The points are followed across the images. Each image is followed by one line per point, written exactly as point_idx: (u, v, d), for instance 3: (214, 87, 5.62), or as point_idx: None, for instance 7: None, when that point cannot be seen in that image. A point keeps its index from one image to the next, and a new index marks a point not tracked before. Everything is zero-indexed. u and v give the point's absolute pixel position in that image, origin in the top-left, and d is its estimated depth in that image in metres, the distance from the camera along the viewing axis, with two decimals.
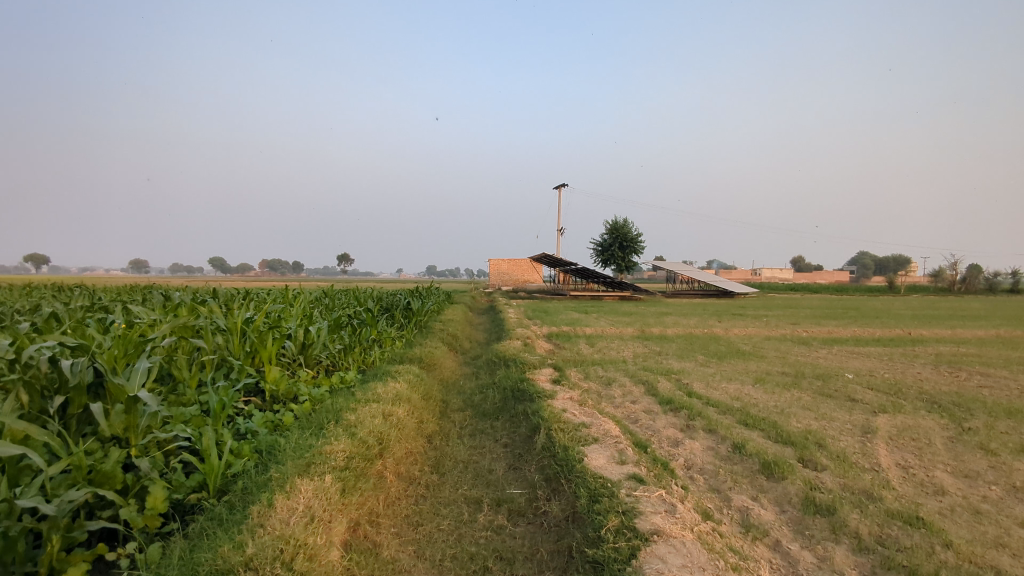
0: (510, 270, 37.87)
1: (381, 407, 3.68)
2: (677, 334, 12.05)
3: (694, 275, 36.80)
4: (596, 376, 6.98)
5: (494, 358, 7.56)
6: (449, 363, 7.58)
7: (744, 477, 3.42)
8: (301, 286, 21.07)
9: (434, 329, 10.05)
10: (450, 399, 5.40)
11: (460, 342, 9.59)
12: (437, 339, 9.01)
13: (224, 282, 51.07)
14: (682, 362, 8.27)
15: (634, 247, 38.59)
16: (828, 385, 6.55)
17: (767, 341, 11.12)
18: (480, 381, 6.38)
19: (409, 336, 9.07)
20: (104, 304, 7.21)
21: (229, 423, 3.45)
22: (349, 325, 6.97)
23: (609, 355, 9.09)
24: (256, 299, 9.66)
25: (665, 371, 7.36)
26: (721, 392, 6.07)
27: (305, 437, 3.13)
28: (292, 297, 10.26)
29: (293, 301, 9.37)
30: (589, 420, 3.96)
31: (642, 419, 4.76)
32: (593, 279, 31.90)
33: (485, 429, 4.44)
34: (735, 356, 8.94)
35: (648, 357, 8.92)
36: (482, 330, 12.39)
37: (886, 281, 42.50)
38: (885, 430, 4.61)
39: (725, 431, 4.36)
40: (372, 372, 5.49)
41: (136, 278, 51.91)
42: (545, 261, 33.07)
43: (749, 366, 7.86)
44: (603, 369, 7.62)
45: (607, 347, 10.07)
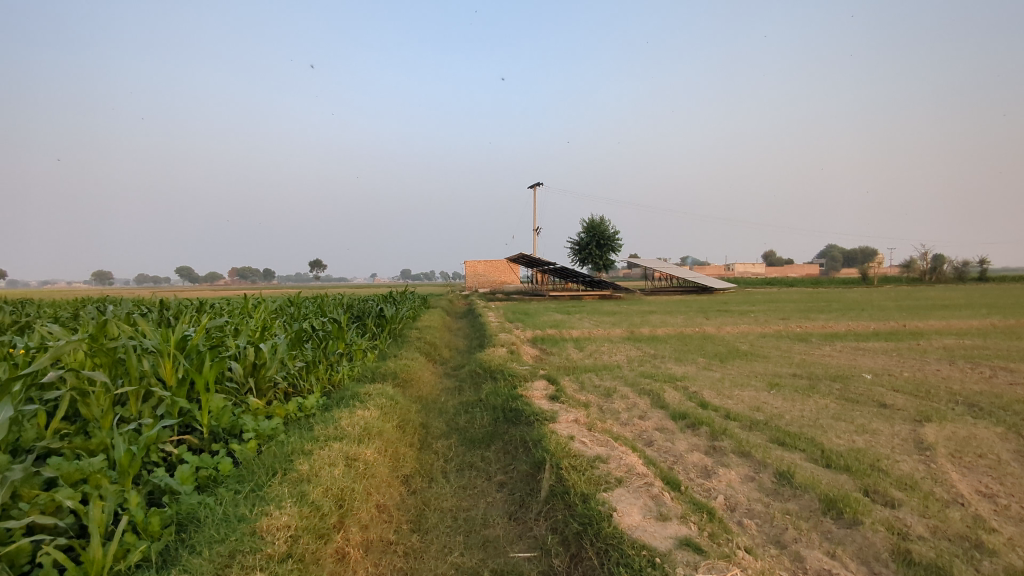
0: (486, 272, 37.10)
1: (345, 449, 2.91)
2: (668, 334, 11.39)
3: (672, 272, 36.44)
4: (593, 387, 6.25)
5: (478, 370, 6.78)
6: (428, 377, 6.79)
7: (807, 521, 2.71)
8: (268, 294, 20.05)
9: (410, 337, 9.24)
10: (432, 424, 4.63)
11: (438, 351, 8.80)
12: (413, 349, 8.21)
13: (191, 291, 49.46)
14: (682, 366, 7.59)
15: (611, 245, 38.11)
16: (850, 388, 5.90)
17: (764, 338, 10.52)
18: (464, 398, 5.61)
19: (383, 347, 8.26)
20: (28, 322, 6.29)
21: (143, 482, 2.66)
22: (313, 338, 6.18)
23: (602, 360, 8.39)
24: (212, 311, 8.78)
25: (667, 378, 6.66)
26: (737, 401, 5.37)
27: (237, 501, 2.36)
28: (253, 308, 9.36)
29: (252, 314, 8.51)
30: (604, 450, 3.23)
31: (659, 442, 4.03)
32: (571, 278, 31.28)
33: (475, 463, 3.67)
34: (736, 357, 8.29)
35: (644, 361, 8.23)
36: (462, 336, 11.62)
37: (861, 273, 42.69)
38: (940, 443, 3.95)
39: (761, 454, 3.65)
40: (338, 394, 4.72)
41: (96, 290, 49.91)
42: (522, 262, 32.36)
43: (756, 369, 7.20)
44: (599, 378, 6.90)
45: (597, 351, 9.38)
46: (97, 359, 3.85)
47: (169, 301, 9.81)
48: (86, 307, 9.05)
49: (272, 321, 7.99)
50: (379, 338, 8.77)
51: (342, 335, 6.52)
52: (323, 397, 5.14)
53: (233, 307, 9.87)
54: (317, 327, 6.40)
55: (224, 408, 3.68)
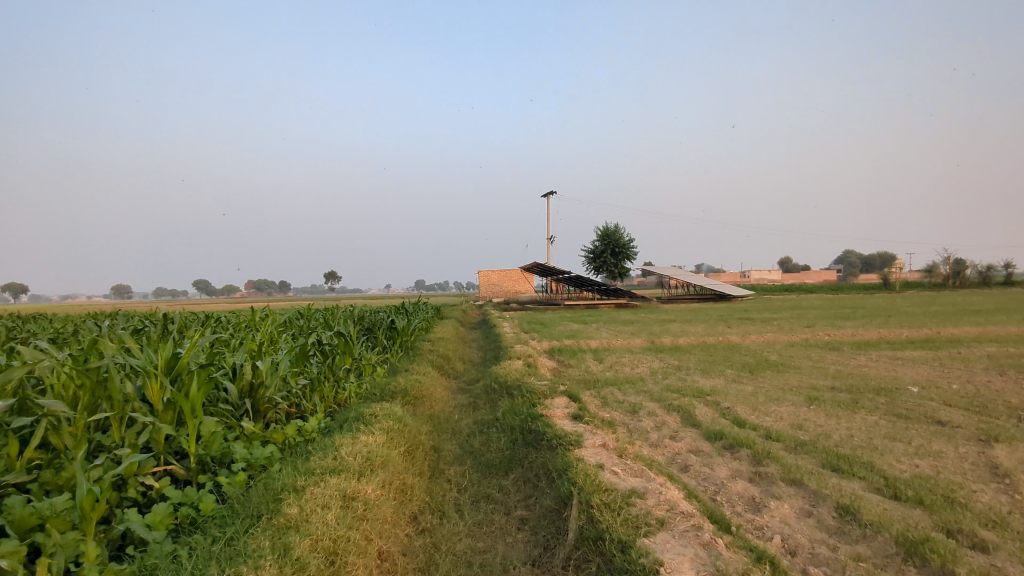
0: (500, 282, 36.78)
1: (342, 485, 2.54)
2: (690, 344, 10.93)
3: (689, 279, 35.87)
4: (616, 403, 5.84)
5: (493, 386, 6.40)
6: (441, 393, 6.42)
7: (885, 570, 2.29)
8: (281, 307, 19.90)
9: (423, 350, 8.89)
10: (444, 447, 4.26)
11: (452, 365, 8.43)
12: (425, 363, 7.85)
13: (206, 304, 49.78)
14: (710, 379, 7.15)
15: (626, 253, 37.64)
16: (897, 402, 5.43)
17: (793, 348, 10.02)
18: (478, 417, 5.22)
19: (393, 361, 7.91)
20: (22, 340, 6.02)
21: (109, 528, 2.32)
22: (319, 352, 5.85)
23: (623, 374, 7.97)
24: (218, 326, 8.50)
25: (696, 393, 6.23)
26: (775, 418, 4.93)
27: (210, 557, 2.00)
28: (260, 321, 9.07)
29: (258, 328, 8.21)
30: (639, 483, 2.83)
31: (697, 468, 3.61)
32: (586, 287, 30.84)
33: (491, 494, 3.29)
34: (767, 368, 7.82)
35: (668, 374, 7.80)
36: (476, 348, 11.25)
37: (882, 278, 41.81)
38: (1016, 467, 3.49)
39: (815, 482, 3.22)
40: (342, 415, 4.37)
41: (114, 304, 50.40)
42: (536, 271, 32.00)
43: (790, 381, 6.74)
44: (622, 393, 6.49)
45: (618, 363, 8.95)
46: (79, 380, 3.54)
47: (176, 315, 9.55)
48: (91, 322, 8.82)
49: (278, 335, 7.67)
50: (390, 351, 8.43)
51: (349, 349, 6.19)
52: (328, 417, 4.80)
53: (241, 321, 9.59)
54: (324, 341, 6.07)
55: (214, 433, 3.35)
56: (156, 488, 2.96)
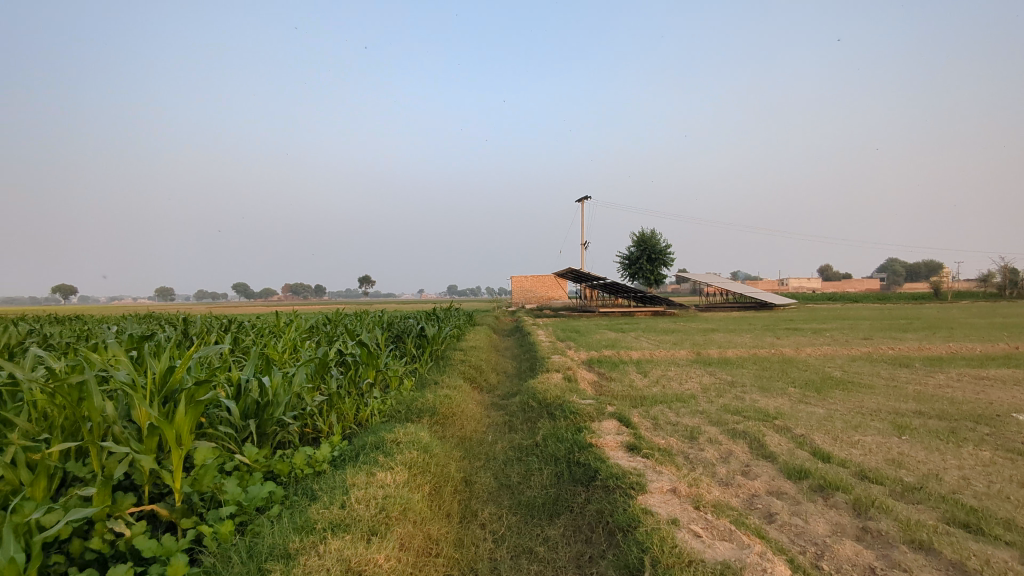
0: (534, 287, 36.21)
1: (345, 553, 1.96)
2: (740, 357, 10.16)
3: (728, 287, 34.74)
4: (670, 427, 5.17)
5: (530, 403, 5.79)
6: (473, 410, 5.85)
7: None
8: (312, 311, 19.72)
9: (454, 360, 8.34)
10: (476, 480, 3.66)
11: (485, 376, 7.86)
12: (456, 374, 7.29)
13: (242, 307, 50.49)
14: (770, 398, 6.43)
15: (663, 260, 36.70)
16: (1004, 433, 4.65)
17: (856, 363, 9.17)
18: (516, 442, 4.63)
19: (422, 372, 7.37)
20: (28, 347, 5.63)
21: None
22: (339, 361, 5.33)
23: (672, 391, 7.28)
24: (241, 333, 8.09)
25: (759, 415, 5.53)
26: (863, 451, 4.22)
27: None
28: (284, 327, 8.64)
29: (280, 336, 7.76)
30: (730, 552, 2.19)
31: (787, 519, 2.95)
32: (622, 294, 30.04)
33: (534, 548, 2.68)
34: (833, 386, 7.05)
35: (722, 391, 7.08)
36: (510, 358, 10.65)
37: (934, 288, 39.91)
38: None
39: (948, 548, 2.54)
40: (360, 440, 3.81)
41: (154, 306, 51.47)
42: (570, 277, 31.31)
43: (866, 403, 5.96)
44: (675, 415, 5.80)
45: (664, 377, 8.24)
46: (58, 399, 3.06)
47: (198, 321, 9.19)
48: (112, 326, 8.50)
49: (300, 344, 7.19)
50: (418, 361, 7.88)
51: (373, 360, 5.66)
52: (347, 440, 4.26)
53: (265, 326, 9.18)
54: (345, 351, 5.55)
55: (206, 465, 2.83)
56: (129, 536, 2.43)
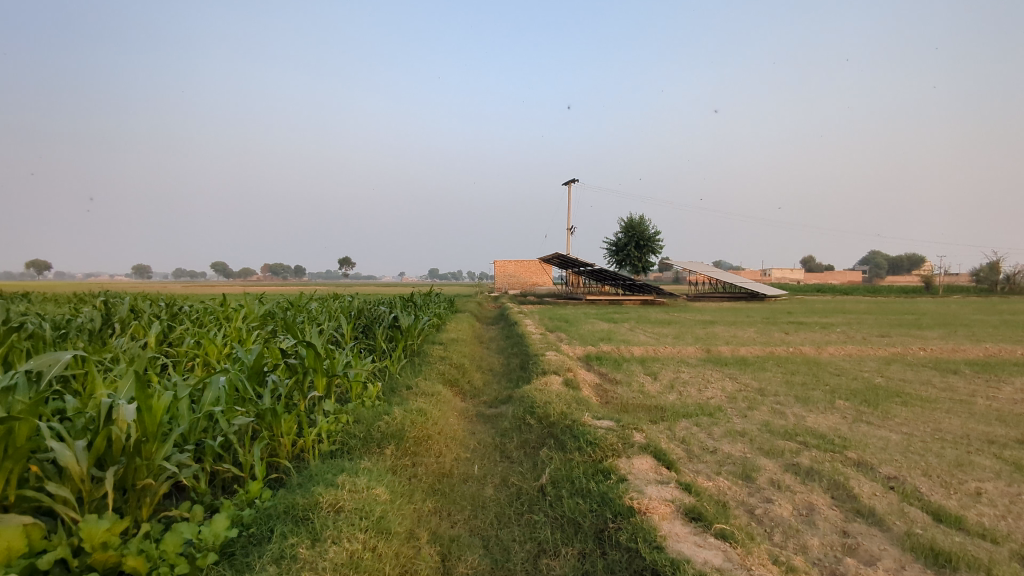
0: (518, 273, 34.95)
1: None
2: (757, 356, 9.03)
3: (718, 276, 33.81)
4: (711, 460, 3.97)
5: (528, 421, 4.55)
6: (452, 427, 4.61)
7: None
8: (279, 293, 18.25)
9: (432, 355, 7.08)
10: (458, 561, 2.43)
11: (468, 377, 6.61)
12: (433, 377, 6.04)
13: (214, 286, 48.62)
14: (819, 416, 5.28)
15: (652, 247, 35.62)
16: None
17: (891, 366, 8.08)
18: (513, 484, 3.41)
19: (392, 372, 6.10)
20: None
21: None
22: (277, 367, 4.08)
23: (692, 401, 6.10)
24: (176, 320, 6.73)
25: (819, 442, 4.36)
26: (999, 509, 3.05)
27: None
28: (230, 315, 7.29)
29: (222, 326, 6.46)
30: None
31: None
32: (610, 281, 28.93)
33: None
34: (885, 398, 5.92)
35: (753, 404, 5.91)
36: (496, 352, 9.41)
37: (923, 283, 39.37)
38: None
39: None
40: (284, 495, 2.59)
41: (121, 283, 49.36)
42: (557, 262, 30.09)
43: (943, 426, 4.83)
44: (709, 439, 4.61)
45: (678, 382, 7.06)
46: None
47: (129, 303, 7.80)
48: (20, 308, 7.08)
49: (241, 343, 5.88)
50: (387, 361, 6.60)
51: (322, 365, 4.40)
52: (275, 486, 3.05)
53: (210, 309, 7.82)
54: (286, 352, 4.30)
55: None
56: None
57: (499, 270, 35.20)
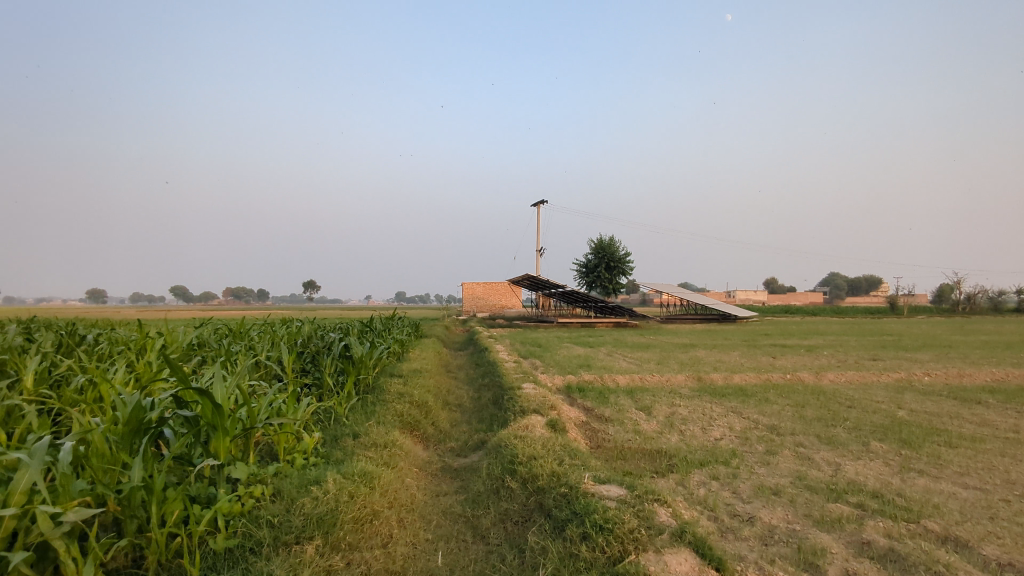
0: (486, 295, 33.95)
1: None
2: (754, 385, 8.18)
3: (690, 298, 33.35)
4: (754, 539, 2.99)
5: (508, 484, 3.52)
6: (408, 493, 3.54)
7: None
8: (228, 318, 16.89)
9: (390, 390, 5.98)
10: None
11: (432, 418, 5.54)
12: (387, 421, 4.96)
13: (167, 310, 46.46)
14: (858, 463, 4.38)
15: (622, 268, 35.08)
16: None
17: (904, 395, 7.30)
18: None
19: (337, 417, 4.99)
20: None
21: None
22: (163, 425, 3.00)
23: (699, 445, 5.15)
24: (74, 351, 5.54)
25: (881, 504, 3.43)
26: None
27: None
28: (146, 345, 6.08)
29: (130, 359, 5.30)
30: None
31: None
32: (581, 303, 28.14)
33: None
34: (923, 437, 5.06)
35: (772, 447, 4.99)
36: (465, 384, 8.36)
37: (889, 303, 39.64)
38: None
39: None
40: None
41: (66, 307, 46.75)
42: (527, 284, 29.20)
43: (1015, 478, 3.95)
44: (738, 501, 3.66)
45: (676, 418, 6.12)
46: None
47: (26, 333, 6.53)
48: None
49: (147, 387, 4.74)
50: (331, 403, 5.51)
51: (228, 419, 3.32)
52: None
53: (124, 338, 6.61)
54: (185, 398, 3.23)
55: None
56: None
57: (468, 293, 34.13)
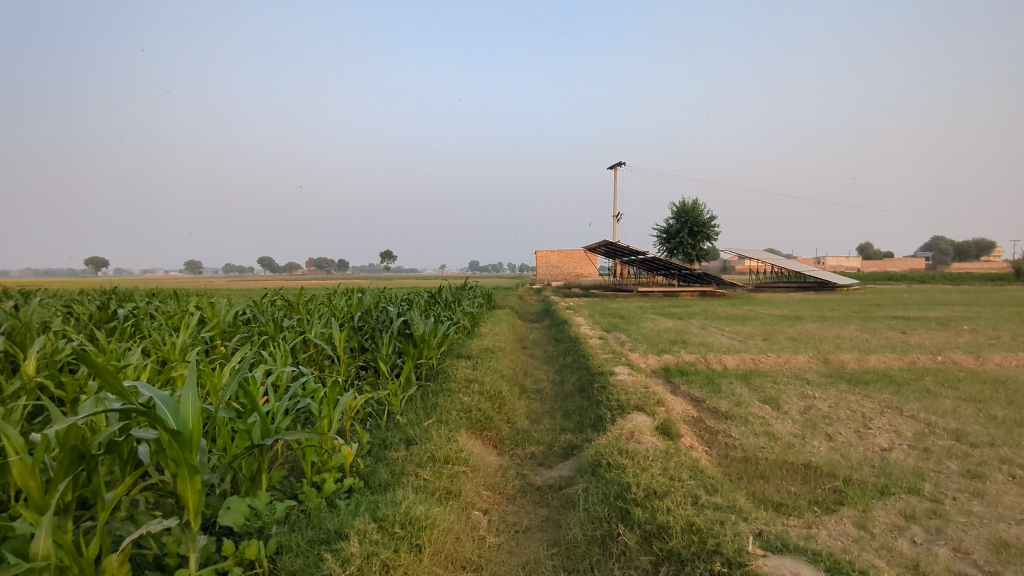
0: (561, 263, 32.68)
1: None
2: (900, 369, 6.65)
3: (781, 265, 30.88)
4: None
5: (623, 534, 2.40)
6: (473, 540, 2.50)
7: None
8: (297, 289, 16.45)
9: (456, 374, 4.95)
10: None
11: (508, 413, 4.47)
12: (452, 419, 3.93)
13: (250, 280, 47.98)
14: None
15: (707, 234, 32.90)
16: None
17: None
18: None
19: (390, 415, 4.01)
20: None
21: None
22: (115, 449, 2.06)
23: (863, 460, 3.85)
24: (97, 330, 4.80)
25: None
26: None
27: None
28: (181, 322, 5.30)
29: (155, 339, 4.52)
30: None
31: None
32: (663, 271, 26.43)
33: None
34: None
35: (974, 466, 3.62)
36: (544, 365, 7.26)
37: (1012, 269, 35.48)
38: None
39: None
40: None
41: (158, 278, 49.09)
42: (604, 252, 27.72)
43: None
44: (976, 572, 2.37)
45: (817, 416, 4.79)
46: None
47: (62, 308, 5.90)
48: None
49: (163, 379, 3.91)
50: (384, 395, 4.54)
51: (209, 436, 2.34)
52: None
53: (165, 312, 5.92)
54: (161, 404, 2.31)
55: None
56: None
57: (542, 261, 32.97)
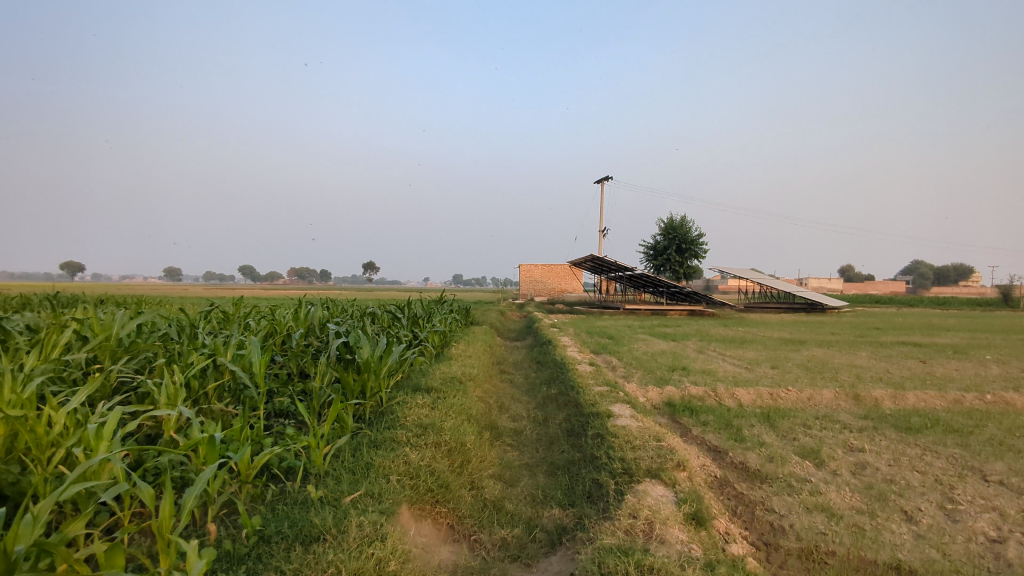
0: (545, 278, 31.57)
1: None
2: (949, 411, 5.57)
3: (771, 285, 30.06)
4: None
5: None
6: None
7: None
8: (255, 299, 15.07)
9: (407, 416, 3.74)
10: None
11: (471, 476, 3.27)
12: (386, 493, 2.73)
13: (220, 289, 46.24)
14: None
15: (695, 252, 32.04)
16: None
17: None
18: None
19: (299, 489, 2.80)
20: None
21: None
22: None
23: (975, 561, 2.70)
24: None
25: None
26: None
27: None
28: (46, 340, 4.02)
29: None
30: None
31: None
32: (651, 288, 25.43)
33: None
34: None
35: None
36: (523, 396, 6.07)
37: (1000, 294, 35.06)
38: None
39: None
40: None
41: (125, 284, 47.17)
42: (590, 267, 26.69)
43: None
44: None
45: (878, 481, 3.65)
46: None
47: None
48: None
49: None
50: (302, 449, 3.32)
51: None
52: None
53: (42, 327, 4.65)
54: None
55: None
56: None
57: (525, 275, 31.82)
